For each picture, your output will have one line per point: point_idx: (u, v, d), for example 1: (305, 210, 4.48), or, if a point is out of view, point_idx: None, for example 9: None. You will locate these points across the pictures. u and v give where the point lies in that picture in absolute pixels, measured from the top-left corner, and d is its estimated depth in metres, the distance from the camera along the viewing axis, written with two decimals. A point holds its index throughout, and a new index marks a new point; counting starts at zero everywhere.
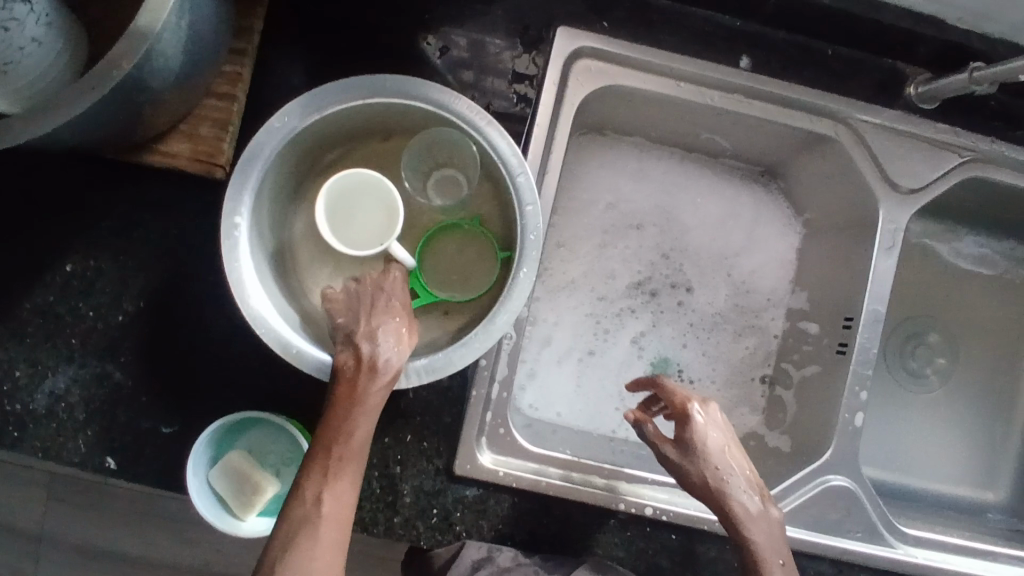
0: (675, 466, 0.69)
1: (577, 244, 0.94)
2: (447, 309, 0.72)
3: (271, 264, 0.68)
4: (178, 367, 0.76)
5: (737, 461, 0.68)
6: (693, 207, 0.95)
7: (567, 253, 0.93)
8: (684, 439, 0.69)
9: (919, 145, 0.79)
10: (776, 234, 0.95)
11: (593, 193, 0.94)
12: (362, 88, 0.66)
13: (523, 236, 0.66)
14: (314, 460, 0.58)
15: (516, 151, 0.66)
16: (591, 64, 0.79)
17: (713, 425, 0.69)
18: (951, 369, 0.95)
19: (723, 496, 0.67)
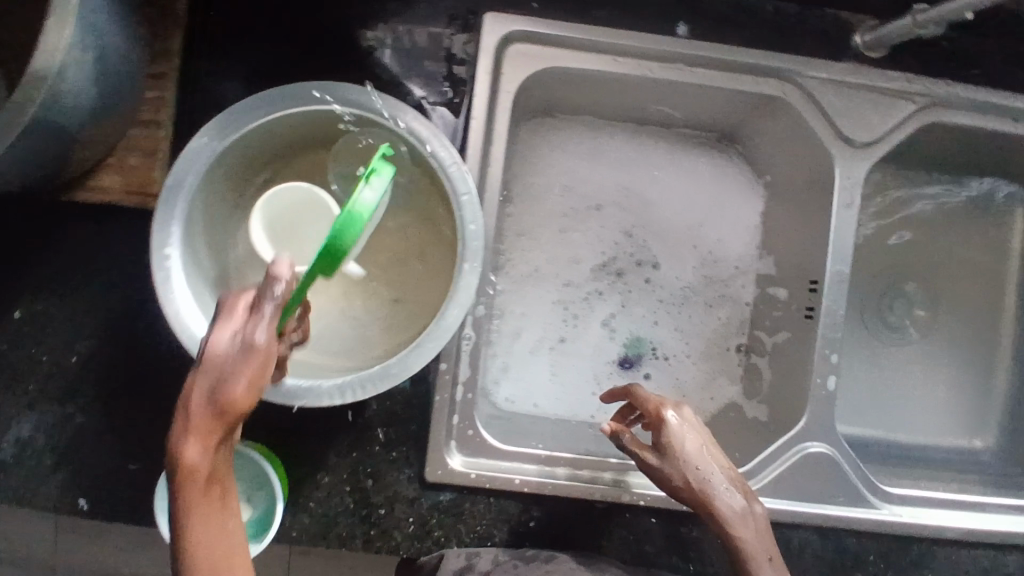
0: (658, 473, 0.65)
1: (537, 231, 0.92)
2: (397, 297, 0.72)
3: (212, 294, 0.66)
4: (141, 403, 0.75)
5: (718, 461, 0.64)
6: (652, 181, 0.92)
7: (528, 241, 0.91)
8: (660, 444, 0.65)
9: (871, 95, 0.77)
10: (739, 199, 0.92)
11: (549, 177, 0.92)
12: (277, 100, 0.64)
13: (463, 227, 0.63)
14: None
15: (443, 142, 0.64)
16: (524, 48, 0.77)
17: (693, 428, 0.65)
18: (931, 317, 0.93)
19: (705, 500, 0.63)
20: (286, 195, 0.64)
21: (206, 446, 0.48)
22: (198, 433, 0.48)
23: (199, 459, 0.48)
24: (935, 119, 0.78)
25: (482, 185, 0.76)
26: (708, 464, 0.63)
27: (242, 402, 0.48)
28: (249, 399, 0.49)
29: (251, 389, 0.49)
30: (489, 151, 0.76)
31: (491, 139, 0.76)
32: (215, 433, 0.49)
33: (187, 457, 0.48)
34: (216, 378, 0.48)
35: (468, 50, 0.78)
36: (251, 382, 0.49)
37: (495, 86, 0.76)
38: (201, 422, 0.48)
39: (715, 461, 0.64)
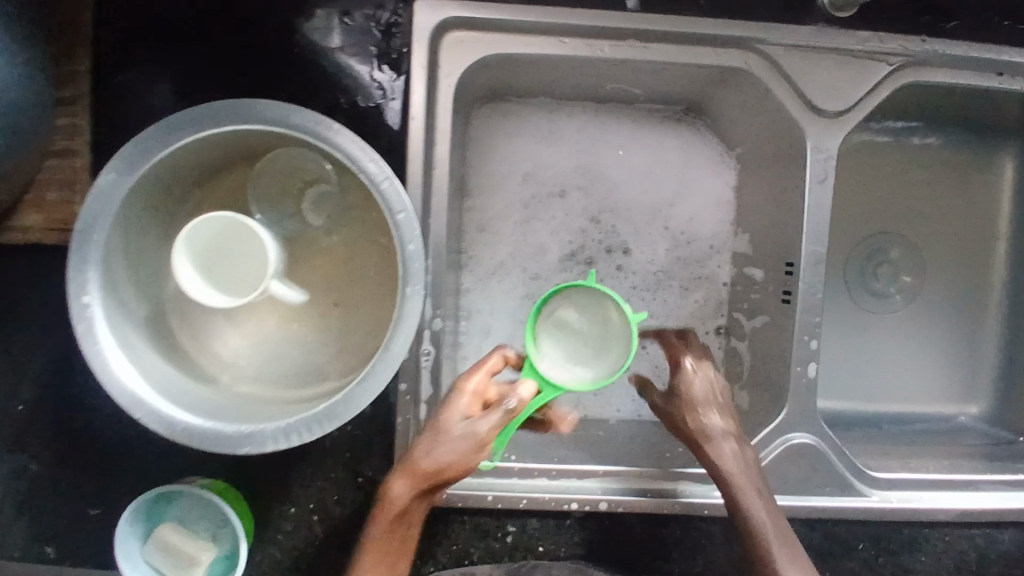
0: (663, 412, 0.71)
1: (498, 225, 0.86)
2: (337, 301, 0.69)
3: (144, 337, 0.62)
4: (95, 445, 0.72)
5: (721, 410, 0.69)
6: (616, 161, 0.87)
7: (490, 236, 0.86)
8: (676, 388, 0.70)
9: (842, 59, 0.71)
10: (709, 173, 0.87)
11: (507, 166, 0.86)
12: (187, 124, 0.58)
13: (402, 249, 0.58)
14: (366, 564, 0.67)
15: (373, 155, 0.58)
16: (462, 36, 0.70)
17: (700, 375, 0.70)
18: (917, 283, 0.89)
19: (701, 442, 0.68)
20: (208, 223, 0.59)
21: (401, 498, 0.63)
22: (402, 484, 0.63)
23: (398, 503, 0.63)
24: (913, 80, 0.72)
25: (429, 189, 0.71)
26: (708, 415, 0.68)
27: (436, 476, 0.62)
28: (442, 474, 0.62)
29: (442, 469, 0.62)
30: (434, 152, 0.71)
31: (434, 139, 0.71)
32: (412, 489, 0.63)
33: (393, 494, 0.63)
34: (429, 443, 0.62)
35: (404, 45, 0.72)
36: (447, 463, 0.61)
37: (433, 81, 0.70)
38: (409, 478, 0.62)
39: (719, 415, 0.69)
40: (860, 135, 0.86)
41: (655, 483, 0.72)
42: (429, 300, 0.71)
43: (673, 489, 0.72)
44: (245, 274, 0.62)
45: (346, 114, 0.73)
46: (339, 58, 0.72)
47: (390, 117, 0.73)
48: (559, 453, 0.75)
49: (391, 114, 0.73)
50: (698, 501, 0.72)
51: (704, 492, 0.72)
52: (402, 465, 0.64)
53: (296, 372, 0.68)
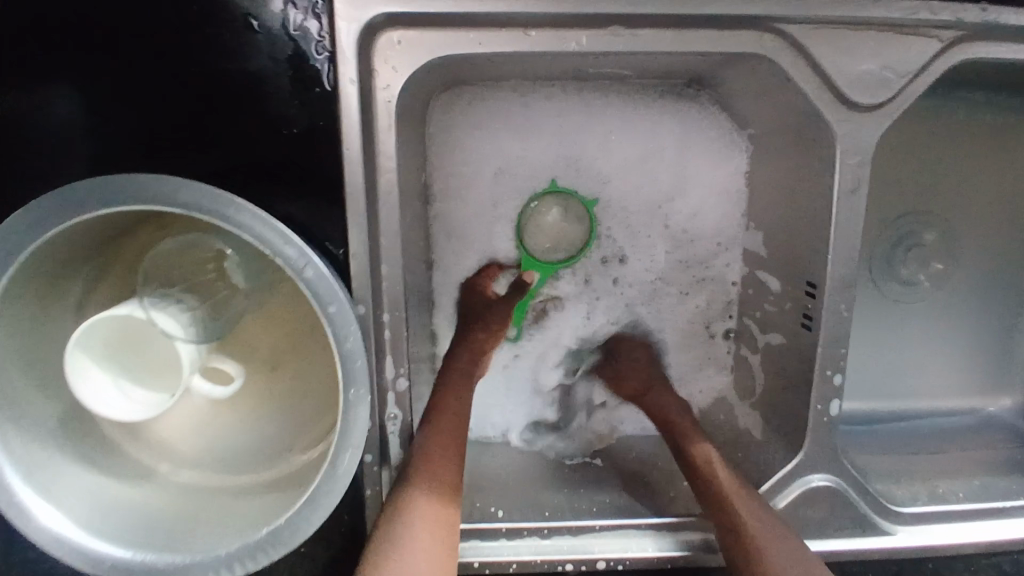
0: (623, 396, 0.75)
1: (470, 232, 0.75)
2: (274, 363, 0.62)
3: (60, 446, 0.53)
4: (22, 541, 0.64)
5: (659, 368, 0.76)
6: (608, 148, 0.74)
7: (463, 246, 0.75)
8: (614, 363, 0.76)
9: (884, 36, 0.56)
10: (714, 158, 0.74)
11: (476, 162, 0.73)
12: (53, 210, 0.46)
13: (338, 348, 0.48)
14: (426, 471, 0.57)
15: (289, 235, 0.46)
16: (400, 37, 0.55)
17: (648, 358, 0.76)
18: (952, 269, 0.78)
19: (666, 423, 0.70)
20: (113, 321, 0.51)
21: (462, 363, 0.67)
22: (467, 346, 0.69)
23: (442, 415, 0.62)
24: (967, 58, 0.58)
25: (375, 231, 0.58)
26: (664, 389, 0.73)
27: (432, 469, 0.58)
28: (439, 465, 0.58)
29: (440, 453, 0.59)
30: (378, 185, 0.58)
31: (377, 170, 0.58)
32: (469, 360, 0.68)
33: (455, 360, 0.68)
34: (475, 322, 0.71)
35: (328, 50, 0.55)
36: (451, 427, 0.61)
37: (368, 98, 0.56)
38: (471, 342, 0.69)
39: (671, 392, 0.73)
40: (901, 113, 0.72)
41: (657, 534, 0.66)
42: (389, 361, 0.61)
43: (676, 540, 0.65)
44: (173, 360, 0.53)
45: (265, 145, 0.57)
46: (243, 74, 0.56)
47: (319, 145, 0.57)
48: (550, 502, 0.68)
49: (320, 143, 0.57)
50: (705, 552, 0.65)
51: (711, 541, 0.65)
52: (457, 342, 0.70)
53: (246, 451, 0.60)
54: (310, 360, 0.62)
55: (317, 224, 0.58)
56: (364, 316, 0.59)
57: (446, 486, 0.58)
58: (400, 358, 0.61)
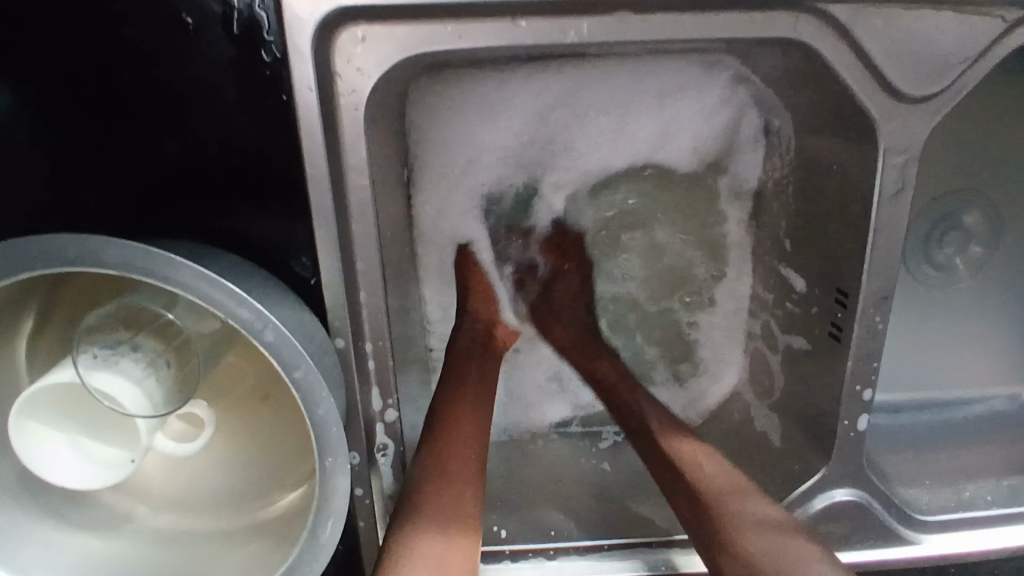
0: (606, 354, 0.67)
1: (461, 218, 0.71)
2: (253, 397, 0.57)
3: (22, 505, 0.49)
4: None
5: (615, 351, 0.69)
6: (596, 123, 0.71)
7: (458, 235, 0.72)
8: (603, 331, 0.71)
9: (941, 18, 0.48)
10: (704, 123, 0.71)
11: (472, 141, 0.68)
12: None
13: (308, 416, 0.42)
14: (449, 475, 0.50)
15: (241, 296, 0.40)
16: (367, 32, 0.47)
17: (580, 274, 0.74)
18: (991, 252, 0.72)
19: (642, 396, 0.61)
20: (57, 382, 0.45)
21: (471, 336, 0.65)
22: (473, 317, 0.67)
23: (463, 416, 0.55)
24: None
25: (349, 257, 0.51)
26: (575, 300, 0.72)
27: (452, 477, 0.50)
28: (451, 469, 0.51)
29: (454, 455, 0.52)
30: (348, 204, 0.50)
31: (348, 189, 0.50)
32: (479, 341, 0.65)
33: (462, 334, 0.65)
34: (488, 298, 0.69)
35: (280, 51, 0.47)
36: (465, 427, 0.55)
37: (334, 107, 0.48)
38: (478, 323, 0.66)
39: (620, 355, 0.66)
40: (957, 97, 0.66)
41: (651, 551, 0.62)
42: (375, 392, 0.55)
43: (669, 558, 0.61)
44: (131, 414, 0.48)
45: (214, 160, 0.51)
46: (197, 82, 0.49)
47: (280, 158, 0.51)
48: (554, 519, 0.64)
49: (275, 156, 0.51)
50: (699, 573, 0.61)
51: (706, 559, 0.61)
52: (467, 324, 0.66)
53: (228, 491, 0.56)
54: (288, 393, 0.57)
55: (282, 245, 0.53)
56: (343, 349, 0.53)
57: (459, 486, 0.50)
58: (387, 388, 0.56)
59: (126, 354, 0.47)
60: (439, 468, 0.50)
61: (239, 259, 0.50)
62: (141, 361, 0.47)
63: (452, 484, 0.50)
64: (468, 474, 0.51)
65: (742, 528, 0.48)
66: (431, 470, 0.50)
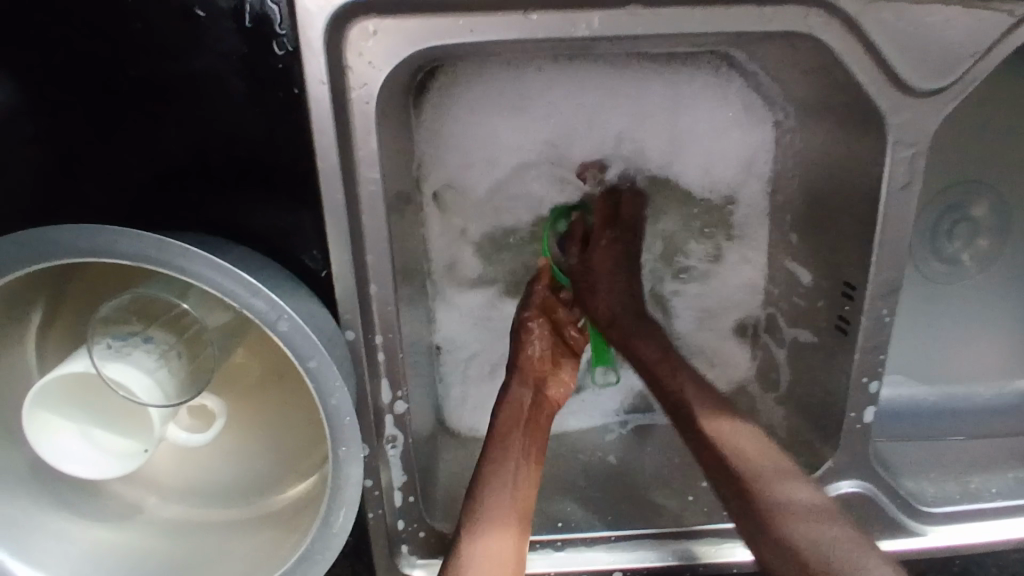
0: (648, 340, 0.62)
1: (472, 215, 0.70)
2: (263, 388, 0.57)
3: (34, 497, 0.50)
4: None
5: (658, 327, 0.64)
6: (600, 134, 0.68)
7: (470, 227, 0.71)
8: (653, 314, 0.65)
9: (949, 12, 0.49)
10: (713, 138, 0.68)
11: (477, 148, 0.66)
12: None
13: (322, 405, 0.43)
14: (497, 518, 0.53)
15: (256, 287, 0.40)
16: (379, 25, 0.47)
17: (621, 244, 0.68)
18: (996, 246, 0.73)
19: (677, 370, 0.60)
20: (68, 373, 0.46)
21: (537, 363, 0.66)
22: (543, 333, 0.67)
23: (511, 455, 0.57)
24: None
25: (359, 249, 0.52)
26: (617, 270, 0.66)
27: (495, 513, 0.53)
28: (499, 512, 0.53)
29: (500, 501, 0.54)
30: (358, 197, 0.51)
31: (358, 182, 0.50)
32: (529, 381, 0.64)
33: (529, 354, 0.66)
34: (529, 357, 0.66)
35: (291, 44, 0.48)
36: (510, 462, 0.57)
37: (346, 100, 0.48)
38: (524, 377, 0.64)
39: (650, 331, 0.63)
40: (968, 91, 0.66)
41: (667, 543, 0.62)
42: (385, 384, 0.56)
43: (687, 550, 0.61)
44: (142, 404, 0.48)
45: (224, 154, 0.51)
46: (209, 75, 0.49)
47: (289, 151, 0.51)
48: (561, 511, 0.65)
49: (286, 149, 0.51)
50: (706, 563, 0.61)
51: (713, 550, 0.62)
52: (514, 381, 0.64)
53: (236, 483, 0.56)
54: (297, 385, 0.57)
55: (291, 238, 0.53)
56: (354, 342, 0.53)
57: (506, 521, 0.53)
58: (396, 380, 0.56)
59: (138, 345, 0.47)
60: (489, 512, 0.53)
61: (250, 252, 0.50)
62: (152, 353, 0.47)
63: (499, 524, 0.53)
64: (517, 513, 0.54)
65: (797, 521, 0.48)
66: (478, 514, 0.53)
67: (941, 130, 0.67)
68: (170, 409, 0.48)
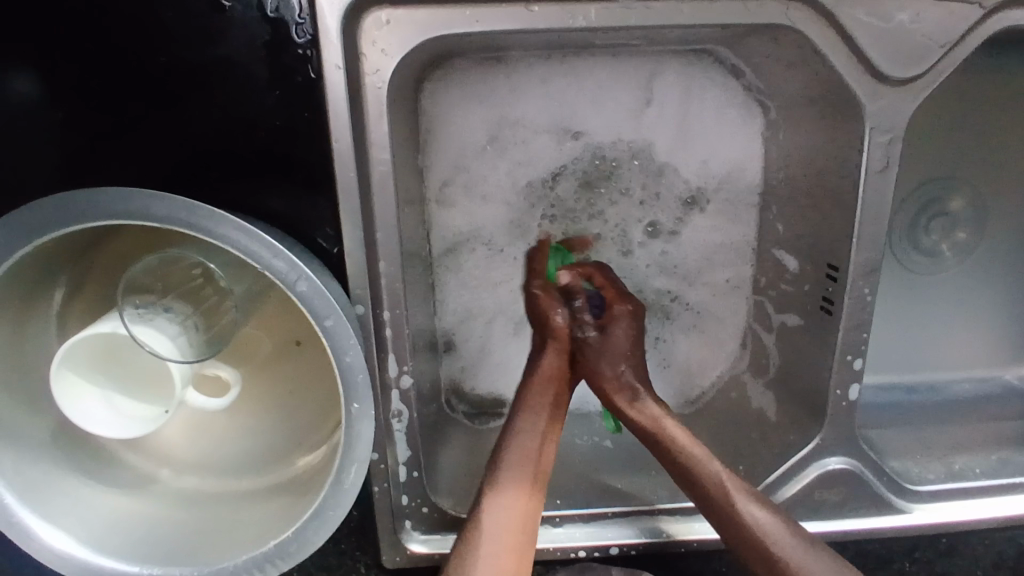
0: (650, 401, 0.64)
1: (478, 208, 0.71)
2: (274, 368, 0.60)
3: (57, 462, 0.51)
4: (17, 571, 0.61)
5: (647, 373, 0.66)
6: (599, 121, 0.69)
7: (475, 209, 0.71)
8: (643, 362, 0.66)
9: (917, 6, 0.53)
10: (705, 132, 0.70)
11: (483, 147, 0.69)
12: (7, 233, 0.43)
13: (337, 364, 0.46)
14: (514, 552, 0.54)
15: (279, 250, 0.43)
16: (392, 15, 0.51)
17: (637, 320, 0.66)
18: (974, 238, 0.76)
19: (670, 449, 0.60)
20: (92, 337, 0.48)
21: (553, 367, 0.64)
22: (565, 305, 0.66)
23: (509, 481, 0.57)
24: (1003, 27, 0.55)
25: (369, 227, 0.54)
26: (632, 347, 0.65)
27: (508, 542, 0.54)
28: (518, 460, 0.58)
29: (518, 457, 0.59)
30: (370, 177, 0.53)
31: (369, 162, 0.53)
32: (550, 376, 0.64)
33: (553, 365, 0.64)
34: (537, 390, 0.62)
35: (310, 32, 0.52)
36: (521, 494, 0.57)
37: (360, 84, 0.51)
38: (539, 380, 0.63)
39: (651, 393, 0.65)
40: (941, 88, 0.70)
41: (658, 520, 0.65)
42: (391, 358, 0.58)
43: (678, 527, 0.64)
44: (163, 371, 0.51)
45: (245, 137, 0.54)
46: (233, 62, 0.53)
47: (303, 135, 0.54)
48: (561, 489, 0.67)
49: (304, 133, 0.54)
50: (698, 539, 0.64)
51: (703, 526, 0.65)
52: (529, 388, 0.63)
53: (246, 455, 0.58)
54: (308, 362, 0.60)
55: (306, 219, 0.56)
56: (363, 316, 0.56)
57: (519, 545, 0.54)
58: (402, 355, 0.58)
59: (160, 312, 0.50)
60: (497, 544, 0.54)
61: (268, 228, 0.53)
62: (174, 321, 0.50)
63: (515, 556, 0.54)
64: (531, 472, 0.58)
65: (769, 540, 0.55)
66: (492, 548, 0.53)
67: (918, 126, 0.71)
68: (190, 374, 0.51)
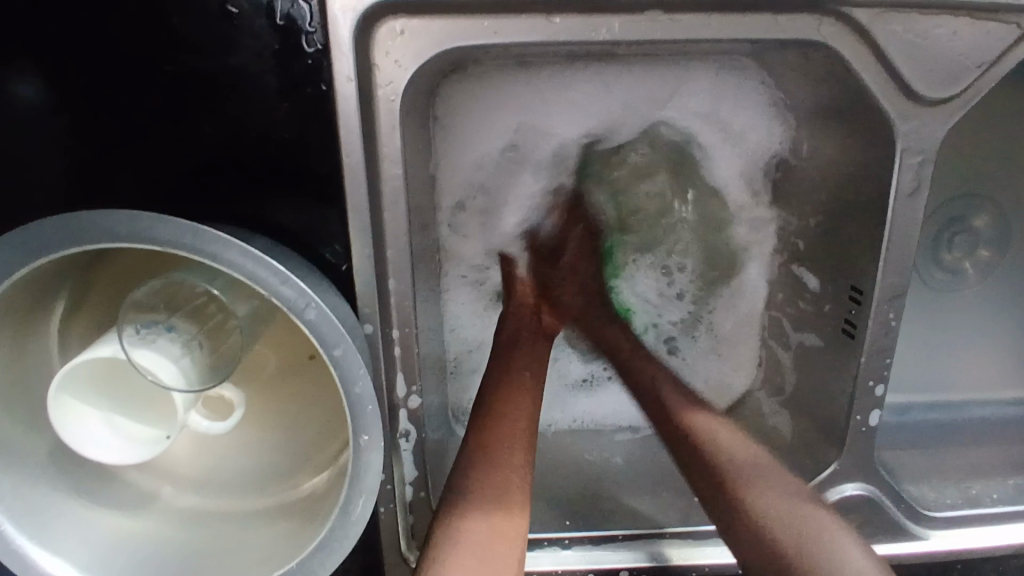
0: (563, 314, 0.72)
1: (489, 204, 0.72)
2: (285, 382, 0.59)
3: (55, 483, 0.50)
4: None
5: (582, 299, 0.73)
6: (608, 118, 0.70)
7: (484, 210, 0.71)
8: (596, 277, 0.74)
9: (957, 25, 0.51)
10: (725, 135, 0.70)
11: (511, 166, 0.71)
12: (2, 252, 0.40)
13: (346, 393, 0.44)
14: (505, 493, 0.51)
15: (287, 276, 0.41)
16: (406, 27, 0.48)
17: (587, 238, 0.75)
18: (997, 256, 0.74)
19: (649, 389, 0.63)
20: (91, 358, 0.46)
21: (518, 319, 0.67)
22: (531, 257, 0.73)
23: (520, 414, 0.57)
24: None
25: (380, 246, 0.52)
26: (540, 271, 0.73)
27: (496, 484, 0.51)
28: (514, 418, 0.56)
29: (516, 420, 0.56)
30: (381, 194, 0.51)
31: (381, 179, 0.51)
32: (526, 330, 0.67)
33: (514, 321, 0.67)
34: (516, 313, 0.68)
35: (321, 41, 0.49)
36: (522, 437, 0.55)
37: (373, 98, 0.49)
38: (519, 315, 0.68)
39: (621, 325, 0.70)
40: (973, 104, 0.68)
41: (670, 543, 0.62)
42: (401, 377, 0.56)
43: (690, 550, 0.62)
44: (163, 393, 0.49)
45: (252, 148, 0.52)
46: (241, 71, 0.51)
47: (312, 146, 0.52)
48: (570, 509, 0.65)
49: (314, 146, 0.52)
50: (711, 564, 0.61)
51: (718, 551, 0.62)
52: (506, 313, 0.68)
53: (250, 475, 0.57)
54: (317, 379, 0.59)
55: (314, 234, 0.54)
56: (372, 335, 0.54)
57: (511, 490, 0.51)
58: (411, 374, 0.56)
59: (163, 332, 0.48)
60: (496, 487, 0.51)
61: (275, 244, 0.51)
62: (177, 341, 0.48)
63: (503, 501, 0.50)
64: (526, 425, 0.56)
65: (722, 446, 0.56)
66: (489, 486, 0.51)
67: (946, 142, 0.69)
68: (192, 397, 0.49)
